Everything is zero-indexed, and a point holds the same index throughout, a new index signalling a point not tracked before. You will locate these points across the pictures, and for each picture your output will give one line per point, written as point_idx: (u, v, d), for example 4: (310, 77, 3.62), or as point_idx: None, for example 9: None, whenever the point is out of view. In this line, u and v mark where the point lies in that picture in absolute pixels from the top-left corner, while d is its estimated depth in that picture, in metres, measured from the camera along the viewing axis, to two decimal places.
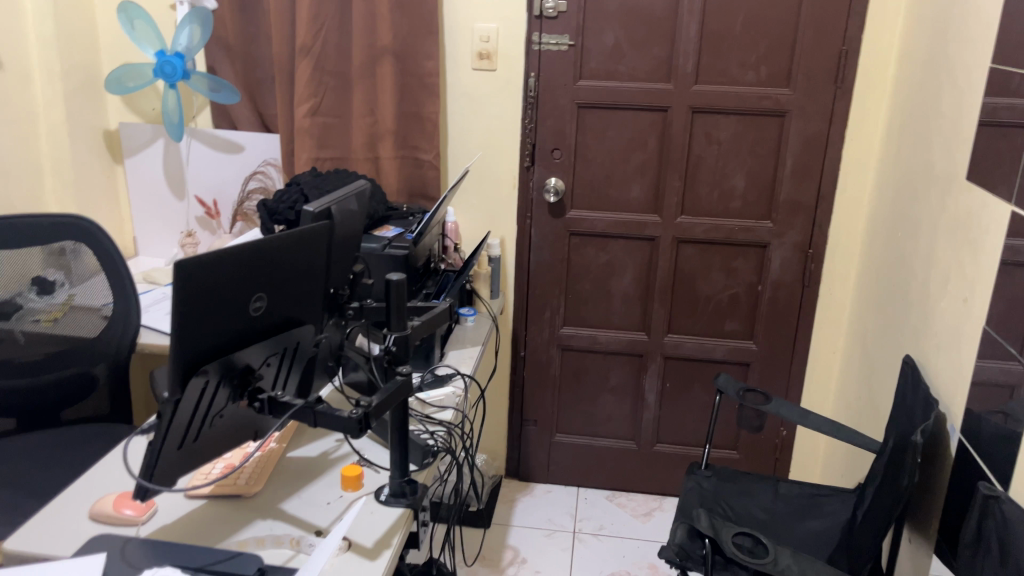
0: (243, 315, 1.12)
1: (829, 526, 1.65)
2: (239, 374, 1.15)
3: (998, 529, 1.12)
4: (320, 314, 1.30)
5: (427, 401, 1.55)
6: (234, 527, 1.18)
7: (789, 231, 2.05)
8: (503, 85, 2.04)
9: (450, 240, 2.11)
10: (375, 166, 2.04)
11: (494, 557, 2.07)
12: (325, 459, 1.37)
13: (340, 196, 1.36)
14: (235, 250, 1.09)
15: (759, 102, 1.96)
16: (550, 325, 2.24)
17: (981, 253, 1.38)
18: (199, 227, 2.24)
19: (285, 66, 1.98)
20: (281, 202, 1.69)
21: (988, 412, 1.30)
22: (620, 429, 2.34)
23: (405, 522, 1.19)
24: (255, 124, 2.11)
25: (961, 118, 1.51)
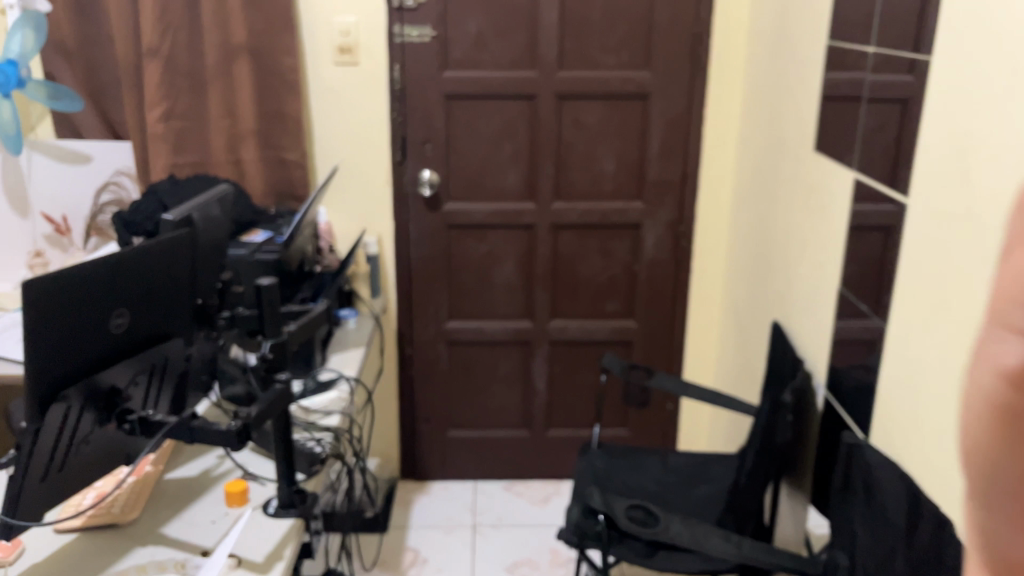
0: (103, 334, 1.05)
1: (716, 491, 1.71)
2: (104, 397, 1.07)
3: (863, 475, 1.20)
4: (188, 327, 1.23)
5: (311, 407, 1.53)
6: (112, 558, 1.11)
7: (659, 210, 2.11)
8: (367, 79, 1.99)
9: (324, 241, 2.03)
10: (238, 170, 1.96)
11: (394, 560, 2.02)
12: (207, 477, 1.31)
13: (200, 202, 1.33)
14: (91, 263, 1.02)
15: (623, 85, 2.00)
16: (435, 321, 2.21)
17: (833, 219, 1.46)
18: (48, 246, 2.06)
19: (131, 68, 1.86)
20: (137, 213, 1.60)
21: (849, 367, 1.38)
22: (512, 417, 2.34)
23: (295, 533, 1.17)
24: (102, 132, 1.96)
25: (805, 92, 1.62)
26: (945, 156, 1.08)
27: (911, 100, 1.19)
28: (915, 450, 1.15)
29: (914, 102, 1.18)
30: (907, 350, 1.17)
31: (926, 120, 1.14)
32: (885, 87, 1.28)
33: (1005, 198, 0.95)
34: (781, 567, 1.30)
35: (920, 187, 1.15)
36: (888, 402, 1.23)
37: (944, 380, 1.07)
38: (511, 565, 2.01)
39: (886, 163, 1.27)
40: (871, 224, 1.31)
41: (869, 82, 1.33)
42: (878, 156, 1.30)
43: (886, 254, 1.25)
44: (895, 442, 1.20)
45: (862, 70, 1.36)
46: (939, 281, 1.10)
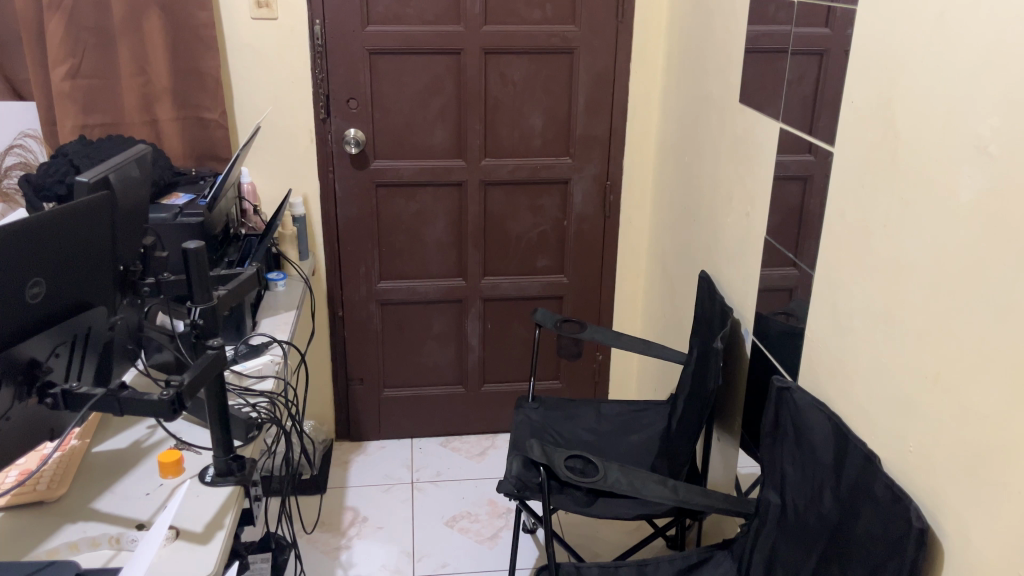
0: (20, 305, 1.00)
1: (649, 438, 1.77)
2: (22, 371, 1.03)
3: (791, 415, 1.26)
4: (111, 295, 1.19)
5: (244, 373, 1.51)
6: (42, 536, 1.08)
7: (587, 165, 2.13)
8: (287, 34, 1.93)
9: (247, 202, 1.98)
10: (153, 131, 1.88)
11: (334, 521, 2.02)
12: (138, 448, 1.28)
13: (117, 163, 1.27)
14: (1, 232, 0.96)
15: (548, 40, 1.99)
16: (366, 281, 2.19)
17: (757, 171, 1.50)
18: None
19: (31, 23, 1.75)
20: (47, 176, 1.52)
21: (774, 313, 1.44)
22: (447, 374, 2.35)
23: (235, 499, 1.16)
24: (4, 92, 1.85)
25: (729, 45, 1.65)
26: (865, 108, 1.13)
27: (829, 53, 1.23)
28: (838, 389, 1.21)
29: (833, 56, 1.22)
30: (830, 295, 1.22)
31: (845, 73, 1.18)
32: (805, 40, 1.32)
33: (920, 148, 1.00)
34: (714, 507, 1.36)
35: (841, 138, 1.19)
36: (813, 345, 1.28)
37: (865, 323, 1.13)
38: (450, 519, 2.03)
39: (806, 115, 1.31)
40: (792, 174, 1.35)
41: (791, 35, 1.36)
42: (799, 108, 1.33)
43: (806, 203, 1.30)
44: (820, 383, 1.26)
45: (783, 24, 1.39)
46: (859, 229, 1.15)
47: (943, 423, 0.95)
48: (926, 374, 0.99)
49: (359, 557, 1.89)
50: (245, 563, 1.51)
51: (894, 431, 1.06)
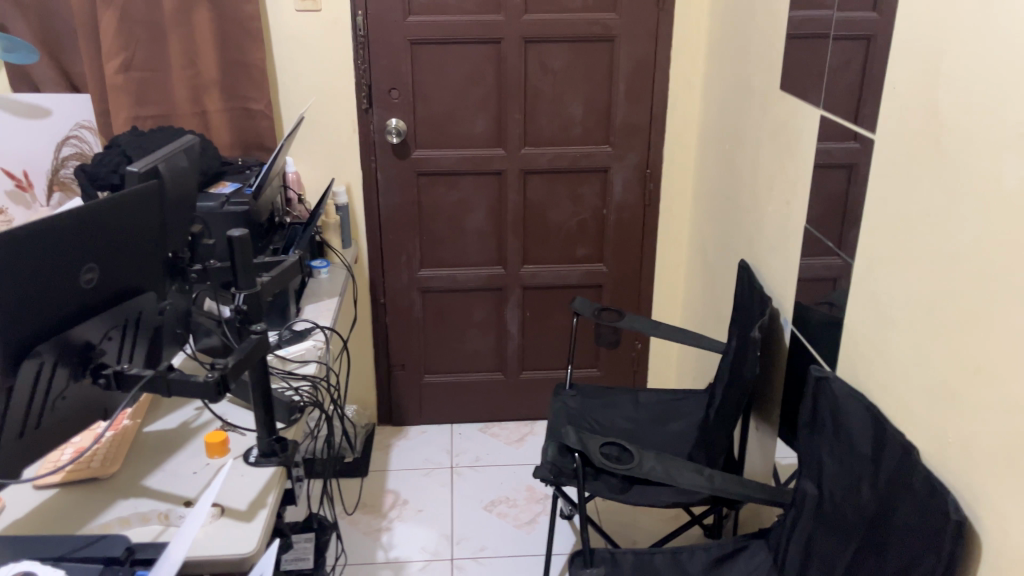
0: (75, 289, 1.04)
1: (687, 427, 1.77)
2: (76, 353, 1.08)
3: (828, 405, 1.26)
4: (159, 281, 1.23)
5: (288, 357, 1.55)
6: (96, 510, 1.12)
7: (628, 153, 2.12)
8: (331, 25, 1.96)
9: (292, 191, 2.02)
10: (202, 121, 1.93)
11: (375, 503, 2.06)
12: (186, 429, 1.33)
13: (166, 153, 1.31)
14: (57, 219, 1.01)
15: (589, 28, 1.99)
16: (408, 269, 2.22)
17: (799, 159, 1.49)
18: (11, 206, 1.94)
19: (86, 17, 1.81)
20: (101, 166, 1.58)
21: (814, 302, 1.43)
22: (487, 361, 2.37)
23: (278, 480, 1.20)
24: (61, 85, 1.91)
25: (771, 32, 1.63)
26: (907, 94, 1.11)
27: (874, 39, 1.21)
28: (876, 379, 1.20)
29: (877, 42, 1.20)
30: (870, 285, 1.21)
31: (889, 60, 1.16)
32: (850, 26, 1.30)
33: (963, 134, 0.99)
34: (750, 497, 1.36)
35: (883, 125, 1.18)
36: (852, 335, 1.27)
37: (905, 313, 1.12)
38: (489, 504, 2.06)
39: (850, 102, 1.29)
40: (835, 162, 1.34)
41: (834, 21, 1.34)
42: (842, 95, 1.32)
43: (849, 190, 1.29)
44: (858, 373, 1.25)
45: (827, 10, 1.37)
46: (901, 217, 1.13)
47: (982, 414, 0.94)
48: (966, 365, 0.98)
49: (400, 539, 1.93)
50: (287, 542, 1.56)
51: (932, 422, 1.05)
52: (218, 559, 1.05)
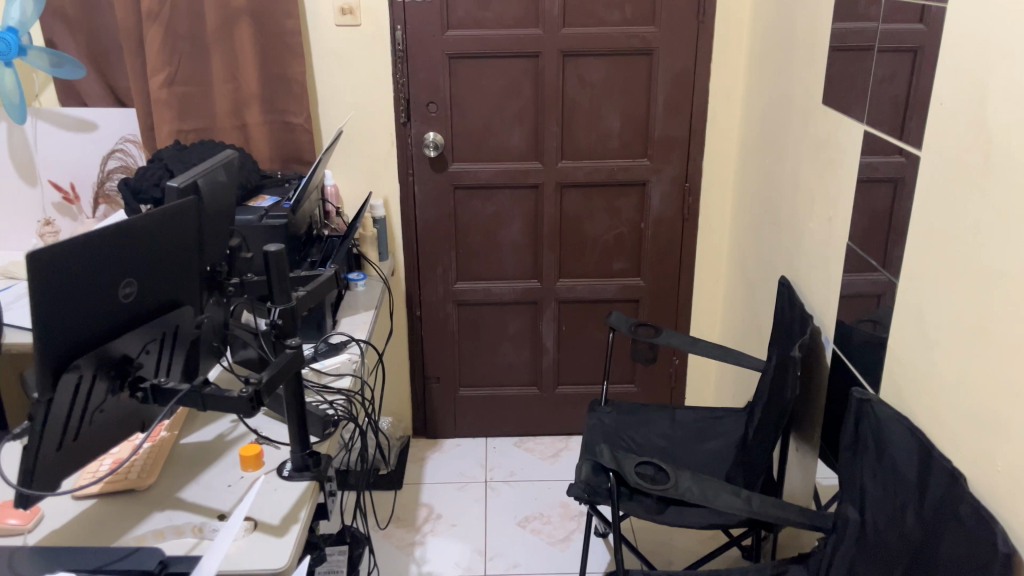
0: (113, 304, 1.06)
1: (725, 446, 1.73)
2: (114, 366, 1.09)
3: (871, 428, 1.22)
4: (197, 294, 1.24)
5: (323, 370, 1.55)
6: (131, 522, 1.14)
7: (666, 166, 2.10)
8: (370, 39, 1.97)
9: (330, 204, 2.03)
10: (242, 135, 1.96)
11: (408, 516, 2.06)
12: (222, 441, 1.34)
13: (205, 168, 1.33)
14: (97, 235, 1.02)
15: (627, 41, 1.98)
16: (443, 282, 2.22)
17: (842, 174, 1.46)
18: (58, 214, 2.06)
19: (131, 33, 1.84)
20: (144, 179, 1.60)
21: (857, 321, 1.39)
22: (522, 375, 2.36)
23: (310, 495, 1.20)
24: (108, 100, 1.96)
25: (814, 44, 1.60)
26: (955, 110, 1.08)
27: (921, 52, 1.17)
28: (922, 403, 1.16)
29: (924, 55, 1.17)
30: (915, 305, 1.18)
31: (936, 74, 1.13)
32: (895, 38, 1.27)
33: (1014, 151, 0.95)
34: (790, 521, 1.33)
35: (929, 141, 1.15)
36: (897, 356, 1.24)
37: (952, 335, 1.08)
38: (522, 520, 2.04)
39: (896, 116, 1.26)
40: (880, 178, 1.30)
41: (879, 34, 1.31)
42: (887, 110, 1.28)
43: (895, 207, 1.25)
44: (902, 396, 1.22)
45: (872, 22, 1.34)
46: (948, 236, 1.10)
47: None
48: (1015, 391, 0.94)
49: (432, 553, 1.93)
50: (321, 556, 1.56)
51: (980, 449, 1.01)
52: (250, 573, 1.05)
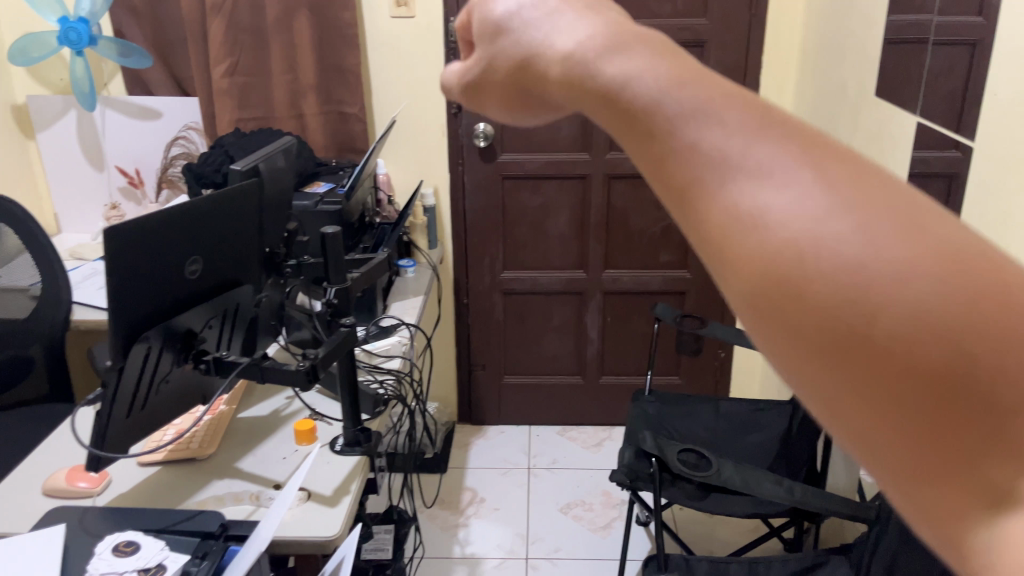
0: (180, 279, 1.11)
1: (769, 437, 1.74)
2: (180, 339, 1.14)
3: None
4: (257, 274, 1.30)
5: (374, 351, 1.60)
6: (193, 489, 1.19)
7: None
8: (424, 31, 2.01)
9: (382, 193, 2.08)
10: (299, 124, 2.01)
11: (453, 499, 2.10)
12: (277, 416, 1.39)
13: (266, 153, 1.38)
14: (166, 212, 1.07)
15: (678, 34, 1.98)
16: (491, 271, 2.26)
17: (894, 167, 1.45)
18: (123, 198, 2.16)
19: (196, 24, 1.91)
20: (206, 165, 1.67)
21: None
22: (566, 365, 2.39)
23: (361, 468, 1.25)
24: (172, 89, 2.03)
25: (868, 36, 1.59)
26: (1011, 101, 1.07)
27: (979, 44, 1.17)
28: None
29: (981, 47, 1.16)
30: None
31: (992, 66, 1.12)
32: (952, 30, 1.26)
33: None
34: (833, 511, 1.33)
35: (984, 134, 1.14)
36: None
37: None
38: (564, 506, 2.07)
39: (951, 109, 1.25)
40: (934, 171, 1.30)
41: (935, 26, 1.30)
42: (943, 102, 1.28)
43: (949, 200, 1.25)
44: None
45: (927, 14, 1.33)
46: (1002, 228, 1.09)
47: None
48: None
49: (475, 535, 1.97)
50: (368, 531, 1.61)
51: None
52: (304, 540, 1.10)
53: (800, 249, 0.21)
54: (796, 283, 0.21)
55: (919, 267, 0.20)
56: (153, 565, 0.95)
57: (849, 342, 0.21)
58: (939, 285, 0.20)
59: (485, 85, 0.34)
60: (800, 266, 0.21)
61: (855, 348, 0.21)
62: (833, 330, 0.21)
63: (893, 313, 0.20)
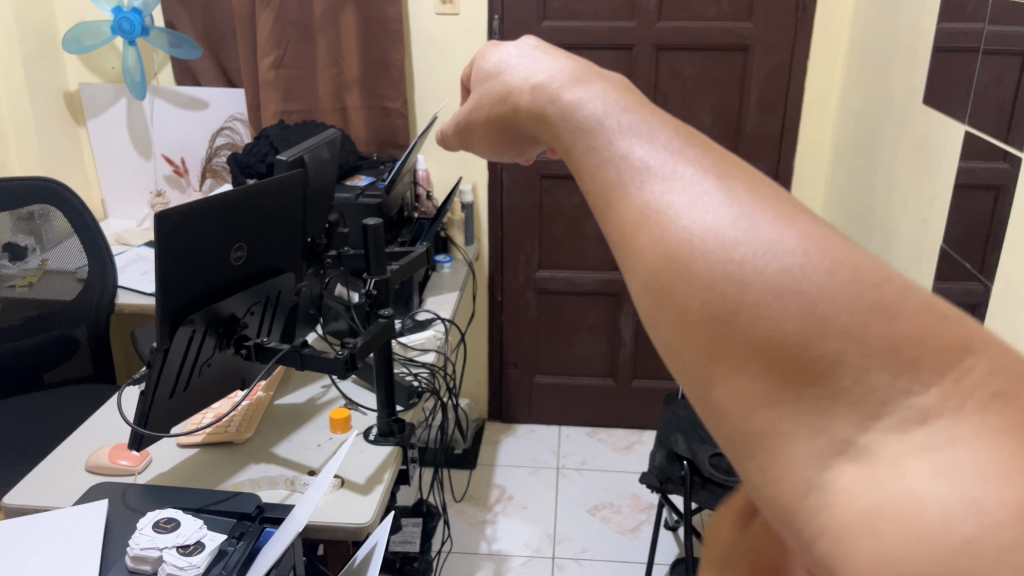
0: (224, 266, 1.13)
1: None
2: (223, 324, 1.16)
3: None
4: (299, 263, 1.31)
5: (409, 344, 1.61)
6: (230, 471, 1.22)
7: (756, 164, 2.09)
8: (468, 29, 2.02)
9: (421, 188, 2.10)
10: (342, 117, 2.03)
11: (481, 495, 2.11)
12: (313, 404, 1.41)
13: (312, 145, 1.40)
14: (213, 200, 1.09)
15: (723, 37, 1.97)
16: (526, 269, 2.26)
17: (939, 177, 1.43)
18: (168, 186, 2.20)
19: (244, 17, 1.94)
20: (252, 155, 1.69)
21: None
22: (598, 366, 2.38)
23: (394, 459, 1.26)
24: (218, 79, 2.07)
25: (917, 43, 1.57)
26: None
27: None
28: None
29: None
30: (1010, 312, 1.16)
31: None
32: (1003, 39, 1.24)
33: None
34: None
35: None
36: None
37: None
38: (593, 507, 2.07)
39: (1001, 119, 1.23)
40: (981, 182, 1.28)
41: (986, 34, 1.28)
42: (992, 112, 1.26)
43: (996, 212, 1.23)
44: None
45: (979, 22, 1.31)
46: None
47: None
48: None
49: (503, 532, 1.97)
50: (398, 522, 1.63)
51: None
52: (338, 526, 1.12)
53: (684, 243, 0.19)
54: (674, 276, 0.19)
55: (813, 261, 0.18)
56: (191, 542, 0.97)
57: (720, 322, 0.18)
58: (831, 273, 0.17)
59: (469, 127, 0.34)
60: (683, 261, 0.19)
61: (732, 323, 0.18)
62: (711, 305, 0.18)
63: (770, 291, 0.17)
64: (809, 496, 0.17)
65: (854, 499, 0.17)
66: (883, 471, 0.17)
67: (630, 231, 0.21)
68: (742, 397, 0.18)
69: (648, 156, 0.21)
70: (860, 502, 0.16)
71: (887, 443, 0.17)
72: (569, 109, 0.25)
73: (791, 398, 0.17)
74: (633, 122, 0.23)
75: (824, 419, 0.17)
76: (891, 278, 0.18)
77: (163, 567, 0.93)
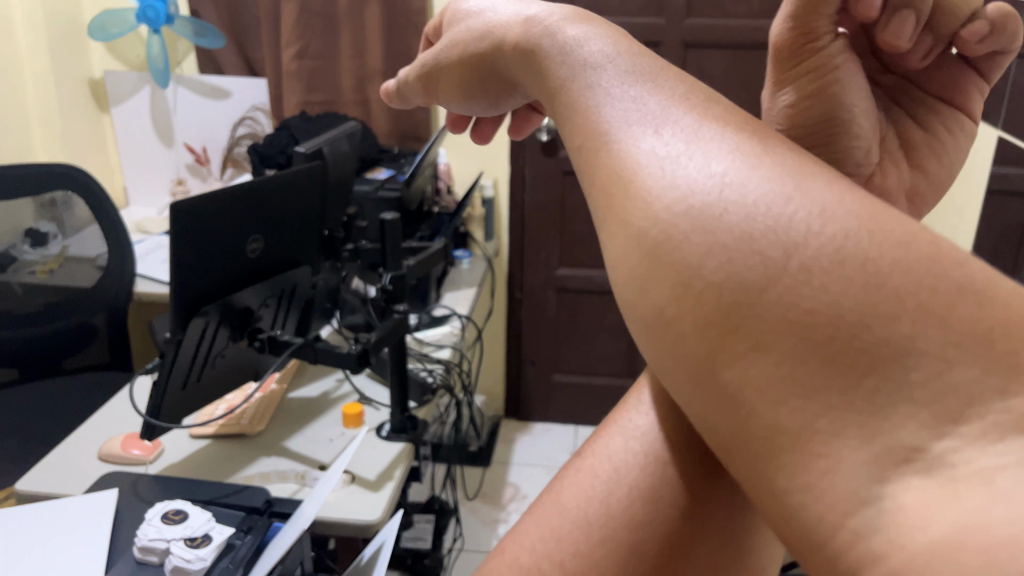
0: (240, 257, 1.12)
1: None
2: (238, 316, 1.15)
3: None
4: (315, 256, 1.30)
5: (425, 340, 1.60)
6: (242, 463, 1.21)
7: None
8: None
9: (442, 182, 2.08)
10: (364, 109, 2.02)
11: (495, 494, 2.10)
12: (326, 398, 1.40)
13: (331, 137, 1.38)
14: (230, 191, 1.09)
15: (752, 35, 1.94)
16: (546, 267, 2.24)
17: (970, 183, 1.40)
18: (190, 175, 2.20)
19: (269, 7, 1.94)
20: (272, 146, 1.69)
21: None
22: (617, 366, 2.35)
23: (406, 456, 1.24)
24: (242, 69, 2.06)
25: None
26: None
27: None
28: None
29: None
30: None
31: None
32: None
33: None
34: None
35: None
36: None
37: None
38: None
39: None
40: (1010, 189, 1.23)
41: None
42: None
43: None
44: None
45: None
46: None
47: None
48: None
49: None
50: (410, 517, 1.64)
51: None
52: (348, 522, 1.10)
53: (698, 192, 0.27)
54: (685, 234, 0.27)
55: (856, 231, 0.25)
56: (199, 535, 0.95)
57: (749, 307, 0.25)
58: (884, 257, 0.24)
59: (444, 67, 0.49)
60: (696, 224, 0.27)
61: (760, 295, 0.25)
62: (738, 279, 0.25)
63: (814, 261, 0.24)
64: (860, 510, 0.23)
65: (926, 522, 0.22)
66: (957, 487, 0.22)
67: (622, 162, 0.31)
68: (767, 374, 0.24)
69: (644, 104, 0.32)
70: (937, 522, 0.22)
71: (956, 454, 0.22)
72: (570, 50, 0.37)
73: (839, 387, 0.23)
74: (622, 73, 0.34)
75: (878, 414, 0.23)
76: (929, 255, 0.24)
77: (169, 558, 0.91)
